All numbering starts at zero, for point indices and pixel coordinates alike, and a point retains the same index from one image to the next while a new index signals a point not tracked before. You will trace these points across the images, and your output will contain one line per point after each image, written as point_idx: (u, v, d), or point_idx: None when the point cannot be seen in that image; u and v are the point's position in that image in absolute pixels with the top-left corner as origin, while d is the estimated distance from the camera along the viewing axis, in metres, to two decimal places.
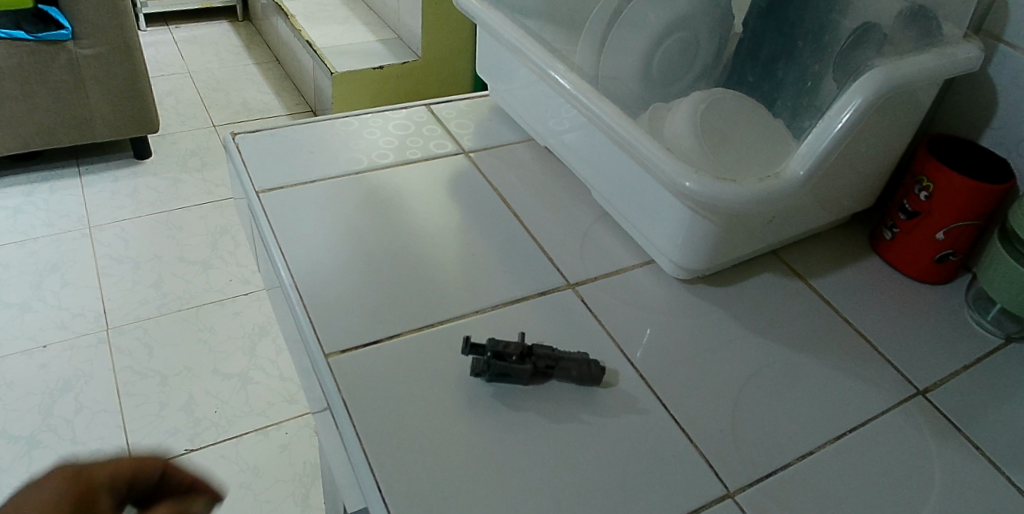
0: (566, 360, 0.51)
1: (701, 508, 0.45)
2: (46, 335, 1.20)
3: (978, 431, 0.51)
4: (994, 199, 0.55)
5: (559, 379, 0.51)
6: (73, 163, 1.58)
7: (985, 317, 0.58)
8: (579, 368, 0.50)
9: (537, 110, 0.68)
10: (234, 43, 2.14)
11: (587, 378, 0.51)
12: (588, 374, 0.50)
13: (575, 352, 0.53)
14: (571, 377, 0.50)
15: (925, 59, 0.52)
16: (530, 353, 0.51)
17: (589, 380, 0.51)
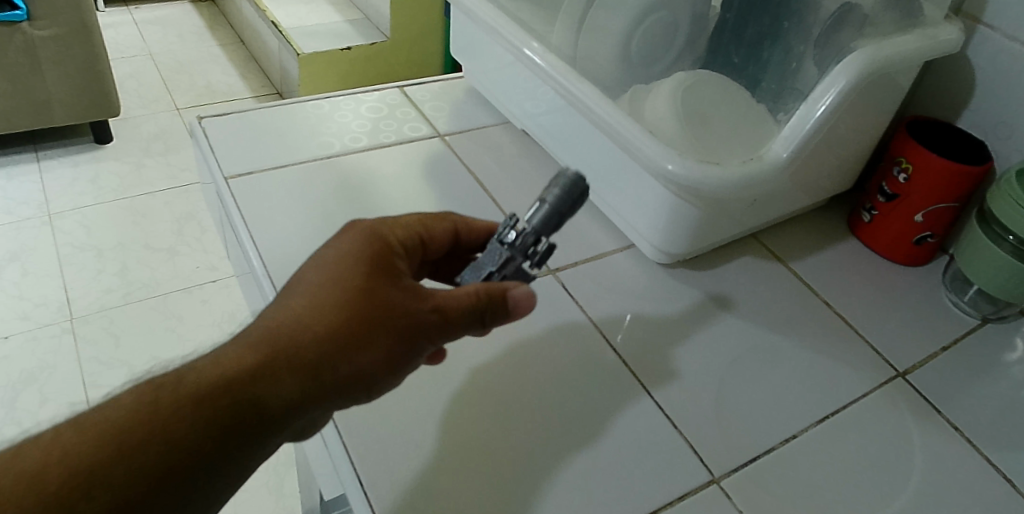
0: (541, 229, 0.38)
1: (687, 494, 0.44)
2: (8, 327, 1.15)
3: (956, 411, 0.51)
4: (972, 181, 0.55)
5: (532, 224, 0.38)
6: (30, 147, 1.51)
7: (962, 298, 0.59)
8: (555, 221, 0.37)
9: (514, 93, 0.66)
10: (196, 24, 2.07)
11: (561, 183, 0.37)
12: (550, 190, 0.37)
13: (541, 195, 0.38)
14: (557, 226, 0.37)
15: (907, 41, 0.52)
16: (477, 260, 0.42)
17: (562, 190, 0.37)
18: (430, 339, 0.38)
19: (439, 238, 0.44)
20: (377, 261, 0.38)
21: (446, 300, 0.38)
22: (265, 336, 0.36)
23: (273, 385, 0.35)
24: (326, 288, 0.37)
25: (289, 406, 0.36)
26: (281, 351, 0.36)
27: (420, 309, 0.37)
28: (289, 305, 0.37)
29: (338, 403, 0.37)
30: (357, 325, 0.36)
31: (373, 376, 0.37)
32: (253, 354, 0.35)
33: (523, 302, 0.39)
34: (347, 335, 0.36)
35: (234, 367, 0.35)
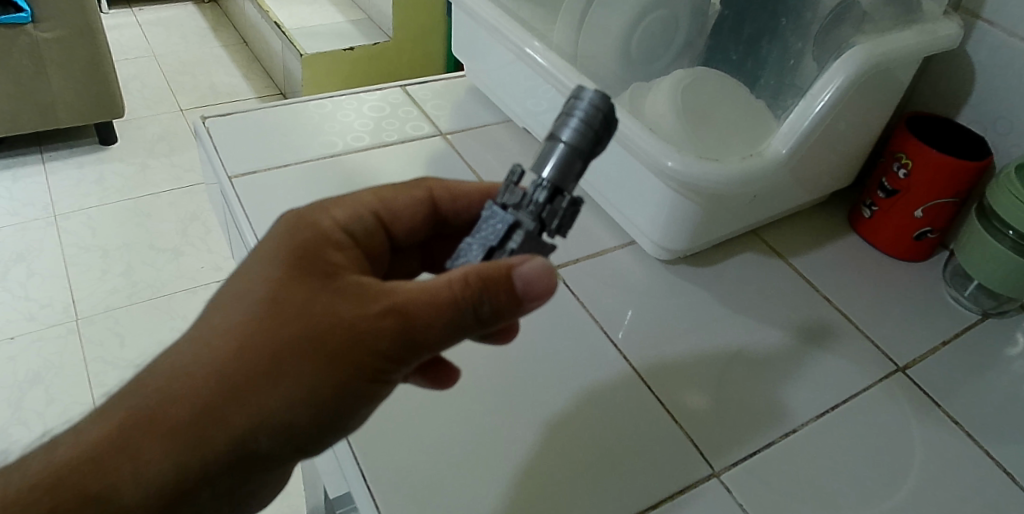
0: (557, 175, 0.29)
1: (687, 488, 0.45)
2: (14, 327, 1.16)
3: (956, 405, 0.51)
4: (972, 176, 0.56)
5: (547, 175, 0.29)
6: (35, 149, 1.52)
7: (962, 293, 0.59)
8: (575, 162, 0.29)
9: (515, 91, 0.67)
10: (199, 25, 2.08)
11: (576, 109, 0.29)
12: (561, 126, 0.29)
13: (554, 132, 0.29)
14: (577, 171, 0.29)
15: (906, 37, 0.52)
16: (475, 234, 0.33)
17: (581, 117, 0.29)
18: (397, 356, 0.32)
19: (402, 210, 0.41)
20: (307, 262, 0.33)
21: (408, 304, 0.31)
22: (191, 360, 0.32)
23: (211, 419, 0.31)
24: (249, 300, 0.32)
25: (238, 439, 0.32)
26: (211, 378, 0.32)
27: (368, 316, 0.31)
28: (214, 318, 0.33)
29: (307, 432, 0.33)
30: (289, 342, 0.31)
31: (338, 399, 0.32)
32: (182, 380, 0.32)
33: (535, 283, 0.31)
34: (278, 353, 0.31)
35: (169, 391, 0.32)
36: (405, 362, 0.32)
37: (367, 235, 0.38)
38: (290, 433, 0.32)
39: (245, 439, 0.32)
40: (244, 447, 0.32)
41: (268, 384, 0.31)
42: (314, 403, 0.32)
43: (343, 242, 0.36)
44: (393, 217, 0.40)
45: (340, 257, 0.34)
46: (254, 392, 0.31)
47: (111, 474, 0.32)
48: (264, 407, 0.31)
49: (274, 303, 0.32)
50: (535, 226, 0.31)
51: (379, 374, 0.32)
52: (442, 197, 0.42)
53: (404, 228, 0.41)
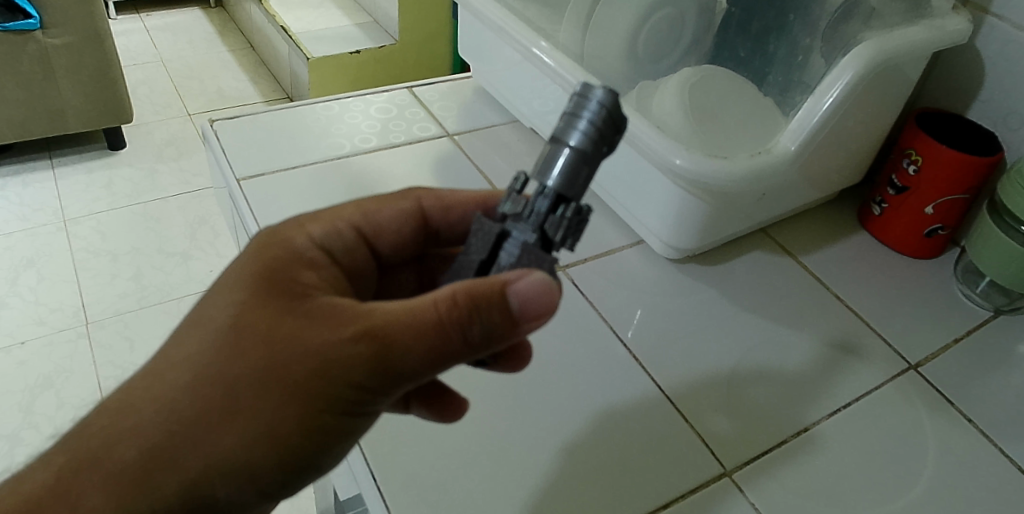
0: (562, 183, 0.28)
1: (699, 488, 0.45)
2: (25, 331, 1.17)
3: (970, 403, 0.51)
4: (983, 171, 0.55)
5: (552, 183, 0.29)
6: (45, 154, 1.53)
7: (974, 290, 0.59)
8: (580, 169, 0.28)
9: (522, 91, 0.67)
10: (207, 30, 2.09)
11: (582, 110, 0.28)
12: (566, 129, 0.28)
13: (560, 135, 0.28)
14: (583, 180, 0.28)
15: (915, 32, 0.52)
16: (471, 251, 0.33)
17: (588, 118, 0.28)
18: (376, 382, 0.31)
19: (387, 226, 0.41)
20: (278, 286, 0.33)
21: (387, 326, 0.30)
22: (167, 389, 0.32)
23: (190, 449, 0.31)
24: (220, 326, 0.32)
25: (216, 468, 0.32)
26: (188, 407, 0.31)
27: (342, 341, 0.30)
28: (186, 343, 0.33)
29: (289, 460, 0.32)
30: (260, 370, 0.31)
31: (316, 425, 0.32)
32: (156, 401, 0.32)
33: (530, 299, 0.29)
34: (251, 380, 0.31)
35: (143, 414, 0.32)
36: (385, 388, 0.31)
37: (347, 253, 0.38)
38: (269, 461, 0.32)
39: (224, 469, 0.32)
40: (223, 477, 0.32)
41: (240, 411, 0.31)
42: (291, 430, 0.31)
43: (318, 263, 0.35)
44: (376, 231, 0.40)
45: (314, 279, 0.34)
46: (229, 415, 0.31)
47: (90, 503, 0.32)
48: (240, 435, 0.31)
49: (246, 329, 0.32)
50: (537, 238, 0.30)
51: (358, 399, 0.31)
52: (431, 208, 0.41)
53: (389, 239, 0.41)
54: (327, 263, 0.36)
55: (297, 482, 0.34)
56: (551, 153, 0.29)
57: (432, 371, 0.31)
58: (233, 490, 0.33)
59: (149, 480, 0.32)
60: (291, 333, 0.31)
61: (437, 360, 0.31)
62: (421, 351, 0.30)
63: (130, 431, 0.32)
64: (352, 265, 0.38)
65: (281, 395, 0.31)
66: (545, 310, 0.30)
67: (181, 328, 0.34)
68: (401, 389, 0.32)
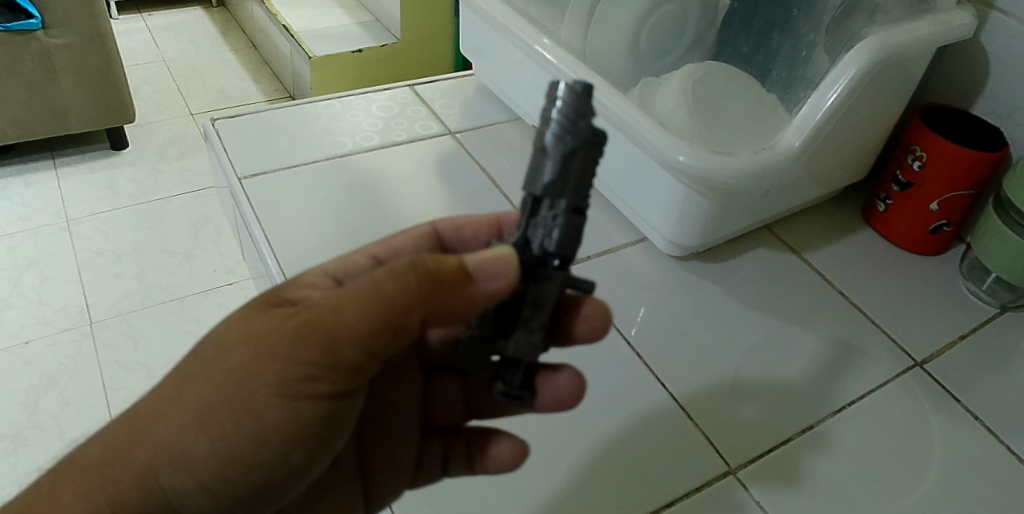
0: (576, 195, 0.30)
1: (703, 486, 0.44)
2: (28, 331, 1.17)
3: (976, 400, 0.51)
4: (989, 167, 0.55)
5: (567, 197, 0.30)
6: (47, 155, 1.53)
7: (980, 287, 0.59)
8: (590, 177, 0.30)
9: (524, 88, 0.66)
10: (209, 30, 2.09)
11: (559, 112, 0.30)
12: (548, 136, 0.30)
13: (565, 150, 0.30)
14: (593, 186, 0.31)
15: (919, 27, 0.51)
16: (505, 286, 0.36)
17: (563, 120, 0.29)
18: (317, 358, 0.32)
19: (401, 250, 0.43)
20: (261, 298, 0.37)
21: (326, 302, 0.32)
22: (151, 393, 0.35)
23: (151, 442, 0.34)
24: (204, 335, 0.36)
25: (181, 460, 0.34)
26: (161, 403, 0.35)
27: (286, 323, 0.33)
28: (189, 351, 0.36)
29: (244, 446, 0.33)
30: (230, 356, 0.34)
31: (266, 409, 0.33)
32: (154, 397, 0.35)
33: (487, 271, 0.31)
34: (209, 369, 0.34)
35: (143, 409, 0.35)
36: (340, 368, 0.33)
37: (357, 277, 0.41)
38: (225, 448, 0.33)
39: (180, 460, 0.33)
40: (184, 469, 0.34)
41: (213, 394, 0.33)
42: (242, 413, 0.33)
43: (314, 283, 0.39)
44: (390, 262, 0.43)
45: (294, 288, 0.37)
46: (204, 399, 0.33)
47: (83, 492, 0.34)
48: (194, 422, 0.33)
49: (228, 327, 0.35)
50: (556, 251, 0.32)
51: (303, 380, 0.33)
52: (445, 232, 0.44)
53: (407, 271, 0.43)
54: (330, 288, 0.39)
55: (269, 480, 0.35)
56: (560, 168, 0.30)
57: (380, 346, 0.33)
58: (202, 485, 0.34)
59: (137, 465, 0.34)
60: (249, 327, 0.34)
61: (382, 333, 0.32)
62: (357, 323, 0.32)
63: (115, 434, 0.35)
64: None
65: (230, 379, 0.33)
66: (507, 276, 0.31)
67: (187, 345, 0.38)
68: (348, 366, 0.33)
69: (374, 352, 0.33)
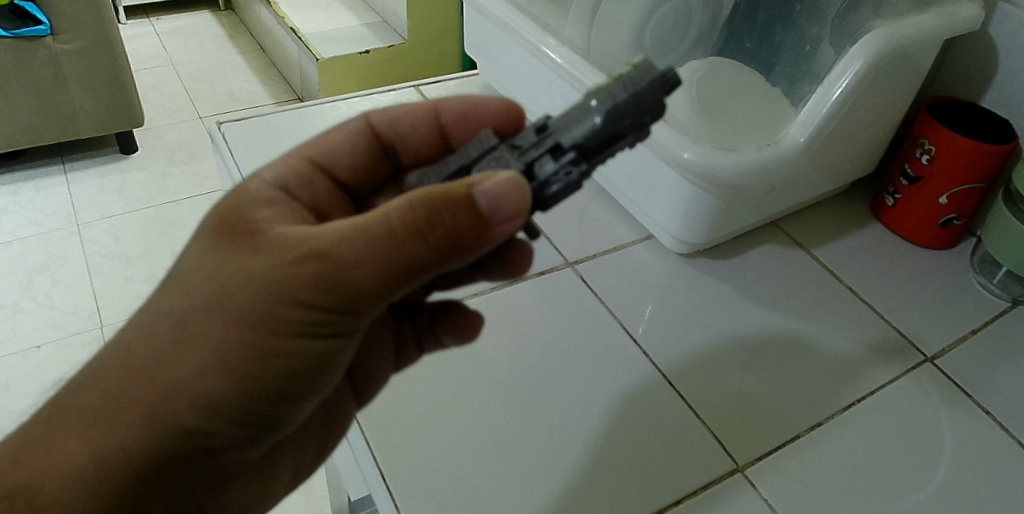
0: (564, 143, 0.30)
1: (710, 484, 0.44)
2: (40, 335, 1.18)
3: (987, 395, 0.50)
4: (999, 160, 0.54)
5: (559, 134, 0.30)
6: (57, 160, 1.54)
7: (991, 281, 0.58)
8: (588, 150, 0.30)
9: (527, 86, 0.65)
10: (217, 33, 2.10)
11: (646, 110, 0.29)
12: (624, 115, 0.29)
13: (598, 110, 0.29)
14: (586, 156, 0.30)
15: (927, 19, 0.51)
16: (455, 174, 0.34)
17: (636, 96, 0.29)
18: (328, 303, 0.32)
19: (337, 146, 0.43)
20: (233, 223, 0.36)
21: (335, 248, 0.31)
22: (151, 347, 0.35)
23: (162, 387, 0.34)
24: (181, 270, 0.36)
25: (196, 402, 0.34)
26: (164, 340, 0.34)
27: (292, 266, 0.32)
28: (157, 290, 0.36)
29: (260, 381, 0.35)
30: (228, 309, 0.33)
31: (284, 351, 0.34)
32: (153, 355, 0.35)
33: (496, 200, 0.29)
34: (213, 312, 0.34)
35: (141, 357, 0.35)
36: (341, 311, 0.33)
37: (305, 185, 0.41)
38: (241, 380, 0.34)
39: (201, 403, 0.34)
40: (206, 408, 0.35)
41: (219, 345, 0.34)
42: (260, 353, 0.34)
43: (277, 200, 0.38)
44: (332, 158, 0.43)
45: (267, 215, 0.36)
46: (201, 345, 0.34)
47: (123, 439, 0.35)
48: (211, 361, 0.34)
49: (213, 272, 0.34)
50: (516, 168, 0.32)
51: (315, 322, 0.33)
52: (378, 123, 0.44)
53: (352, 166, 0.44)
54: (285, 200, 0.39)
55: (289, 403, 0.37)
56: (582, 114, 0.29)
57: (393, 289, 0.32)
58: (226, 419, 0.35)
59: (165, 415, 0.35)
60: (242, 270, 0.33)
61: (395, 278, 0.31)
62: (374, 268, 0.31)
63: (104, 377, 0.36)
64: (314, 198, 0.41)
65: (248, 325, 0.33)
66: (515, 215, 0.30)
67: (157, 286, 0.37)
68: (360, 310, 0.33)
69: (391, 297, 0.33)
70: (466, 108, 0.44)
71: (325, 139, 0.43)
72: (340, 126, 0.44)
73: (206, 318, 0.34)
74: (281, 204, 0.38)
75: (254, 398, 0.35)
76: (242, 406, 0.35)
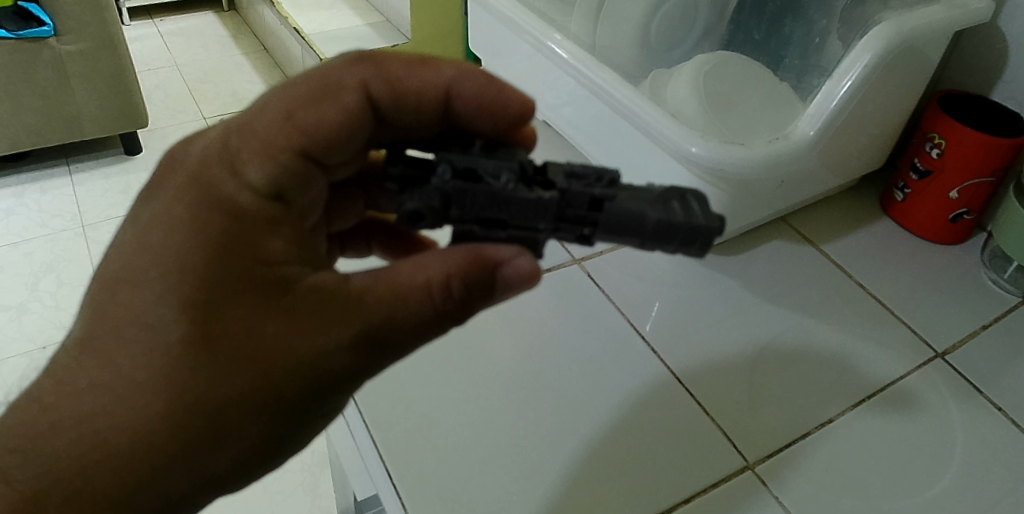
0: (607, 232, 0.31)
1: (721, 481, 0.44)
2: (45, 336, 1.17)
3: (998, 391, 0.50)
4: (1010, 153, 0.54)
5: (603, 219, 0.31)
6: (62, 161, 1.54)
7: (1002, 276, 0.57)
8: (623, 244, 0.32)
9: (533, 85, 0.65)
10: (220, 33, 2.10)
11: (678, 234, 0.30)
12: (654, 232, 0.30)
13: (658, 228, 0.30)
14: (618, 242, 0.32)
15: (935, 11, 0.50)
16: (452, 198, 0.31)
17: (690, 225, 0.30)
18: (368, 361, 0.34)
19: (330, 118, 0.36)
20: (249, 270, 0.33)
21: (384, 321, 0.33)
22: (173, 424, 0.32)
23: (184, 464, 0.33)
24: (183, 326, 0.32)
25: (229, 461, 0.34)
26: (185, 419, 0.32)
27: (340, 339, 0.33)
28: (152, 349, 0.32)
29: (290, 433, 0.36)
30: (271, 382, 0.33)
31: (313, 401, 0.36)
32: (176, 431, 0.32)
33: (513, 281, 0.33)
34: (250, 392, 0.32)
35: (159, 433, 0.32)
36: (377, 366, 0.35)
37: (298, 179, 0.36)
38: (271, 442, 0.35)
39: (224, 465, 0.34)
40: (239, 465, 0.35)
41: (259, 414, 0.33)
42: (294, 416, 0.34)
43: (275, 218, 0.35)
44: (323, 140, 0.36)
45: (280, 249, 0.34)
46: (239, 417, 0.33)
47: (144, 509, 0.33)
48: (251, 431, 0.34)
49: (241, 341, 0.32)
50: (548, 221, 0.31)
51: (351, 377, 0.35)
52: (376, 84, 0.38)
53: (341, 147, 0.37)
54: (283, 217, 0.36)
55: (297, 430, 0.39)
56: (638, 221, 0.30)
57: (419, 343, 0.35)
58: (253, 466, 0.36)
59: (196, 480, 0.34)
60: (276, 338, 0.33)
61: (425, 334, 0.35)
62: (413, 329, 0.34)
63: (106, 448, 0.32)
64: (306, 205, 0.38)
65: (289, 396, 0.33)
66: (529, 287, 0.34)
67: (128, 325, 0.33)
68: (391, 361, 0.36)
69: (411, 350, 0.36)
70: (480, 103, 0.39)
71: (311, 112, 0.36)
72: (332, 94, 0.37)
73: (239, 402, 0.32)
74: (285, 224, 0.35)
75: (270, 454, 0.35)
76: (262, 460, 0.35)
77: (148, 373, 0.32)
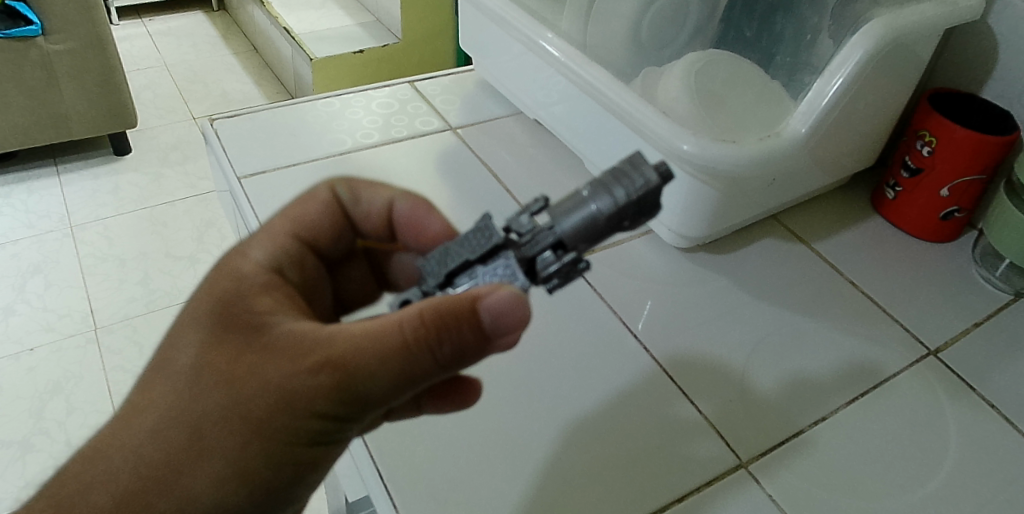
0: (568, 241, 0.27)
1: (715, 480, 0.43)
2: (32, 338, 1.14)
3: (991, 389, 0.50)
4: (1000, 151, 0.54)
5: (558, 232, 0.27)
6: (50, 162, 1.52)
7: (993, 274, 0.57)
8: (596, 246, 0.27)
9: (525, 83, 0.64)
10: (210, 33, 2.09)
11: (623, 196, 0.26)
12: (602, 209, 0.26)
13: (600, 200, 0.26)
14: (589, 247, 0.27)
15: (926, 8, 0.50)
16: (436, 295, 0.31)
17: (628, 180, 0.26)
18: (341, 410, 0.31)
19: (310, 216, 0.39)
20: (235, 314, 0.33)
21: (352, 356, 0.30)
22: (162, 448, 0.32)
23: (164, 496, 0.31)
24: (182, 361, 0.33)
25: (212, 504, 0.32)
26: (154, 459, 0.32)
27: (306, 375, 0.30)
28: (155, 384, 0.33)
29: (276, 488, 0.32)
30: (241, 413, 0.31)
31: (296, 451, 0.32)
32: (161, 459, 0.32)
33: (500, 315, 0.28)
34: (223, 419, 0.31)
35: (149, 461, 0.32)
36: (356, 412, 0.31)
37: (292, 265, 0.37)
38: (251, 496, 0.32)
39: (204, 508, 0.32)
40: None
41: (231, 449, 0.31)
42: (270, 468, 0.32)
43: (272, 283, 0.35)
44: (310, 231, 0.38)
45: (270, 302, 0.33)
46: (213, 449, 0.31)
47: None
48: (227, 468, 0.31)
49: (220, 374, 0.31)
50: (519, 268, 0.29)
51: (330, 424, 0.31)
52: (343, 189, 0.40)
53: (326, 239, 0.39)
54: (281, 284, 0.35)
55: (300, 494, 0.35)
56: (579, 205, 0.27)
57: (402, 390, 0.30)
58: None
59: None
60: (248, 369, 0.31)
61: (405, 379, 0.30)
62: (384, 370, 0.30)
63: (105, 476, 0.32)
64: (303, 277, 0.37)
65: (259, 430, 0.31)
66: (518, 325, 0.29)
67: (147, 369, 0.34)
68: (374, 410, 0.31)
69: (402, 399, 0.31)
70: (416, 224, 0.40)
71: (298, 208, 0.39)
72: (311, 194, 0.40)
73: (217, 426, 0.31)
74: (283, 289, 0.35)
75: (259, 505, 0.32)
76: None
77: (151, 404, 0.33)
